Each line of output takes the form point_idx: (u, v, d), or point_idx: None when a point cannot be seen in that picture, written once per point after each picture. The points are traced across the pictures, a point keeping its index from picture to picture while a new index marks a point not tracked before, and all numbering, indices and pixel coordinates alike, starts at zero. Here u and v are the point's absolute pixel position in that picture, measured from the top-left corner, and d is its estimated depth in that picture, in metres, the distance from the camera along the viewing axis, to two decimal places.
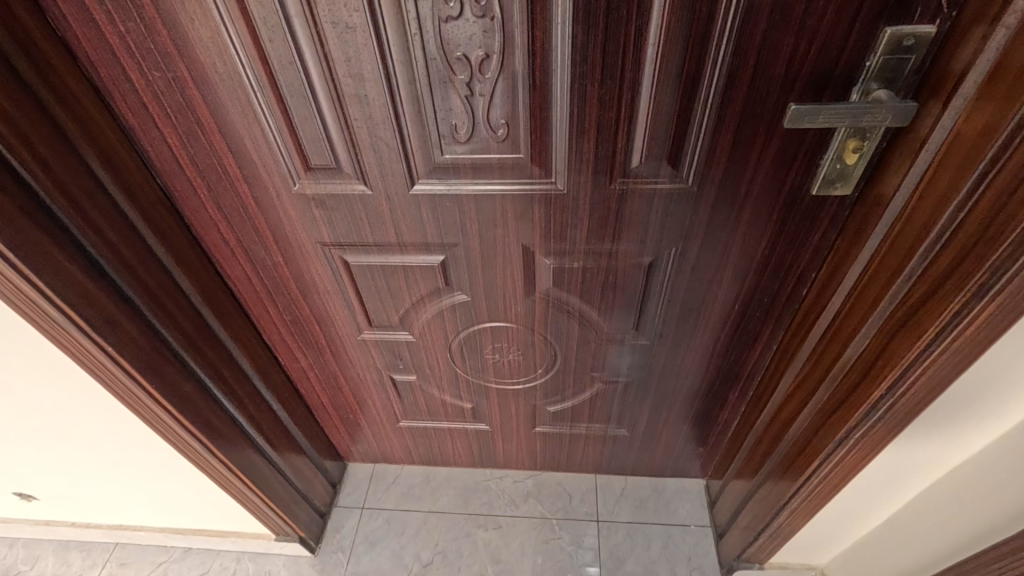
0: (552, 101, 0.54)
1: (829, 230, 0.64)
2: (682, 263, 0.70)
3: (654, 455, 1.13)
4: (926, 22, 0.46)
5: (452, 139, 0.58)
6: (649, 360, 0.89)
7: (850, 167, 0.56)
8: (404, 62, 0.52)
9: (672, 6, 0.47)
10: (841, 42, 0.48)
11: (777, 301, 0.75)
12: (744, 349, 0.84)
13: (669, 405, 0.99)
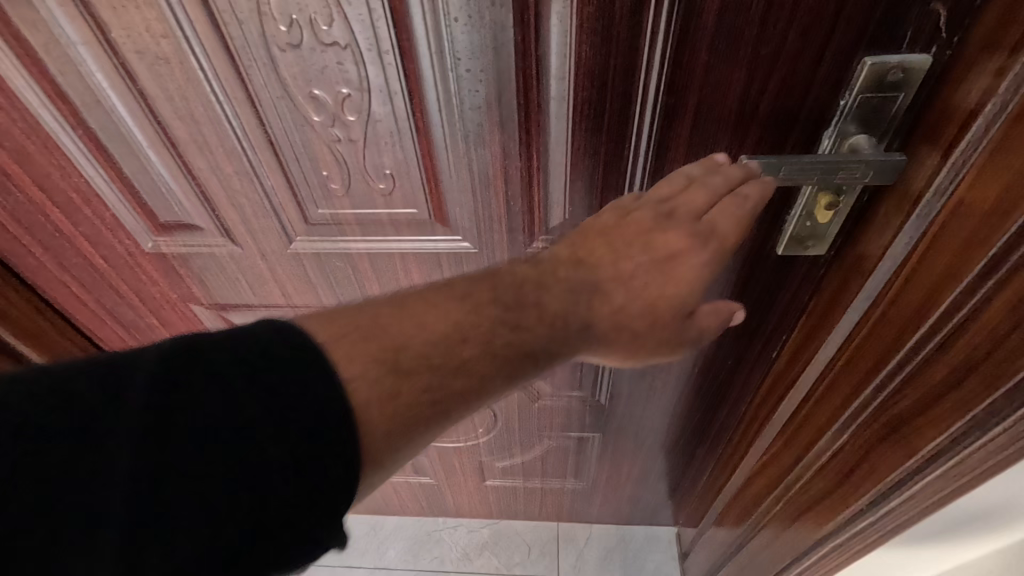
0: (442, 148, 0.42)
1: (800, 291, 0.52)
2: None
3: (618, 505, 1.03)
4: (917, 50, 0.34)
5: (325, 191, 0.46)
6: (603, 418, 0.78)
7: (824, 226, 0.45)
8: (244, 99, 0.40)
9: (580, 31, 0.35)
10: (807, 77, 0.36)
11: (744, 360, 0.64)
12: (709, 406, 0.73)
13: (631, 460, 0.89)
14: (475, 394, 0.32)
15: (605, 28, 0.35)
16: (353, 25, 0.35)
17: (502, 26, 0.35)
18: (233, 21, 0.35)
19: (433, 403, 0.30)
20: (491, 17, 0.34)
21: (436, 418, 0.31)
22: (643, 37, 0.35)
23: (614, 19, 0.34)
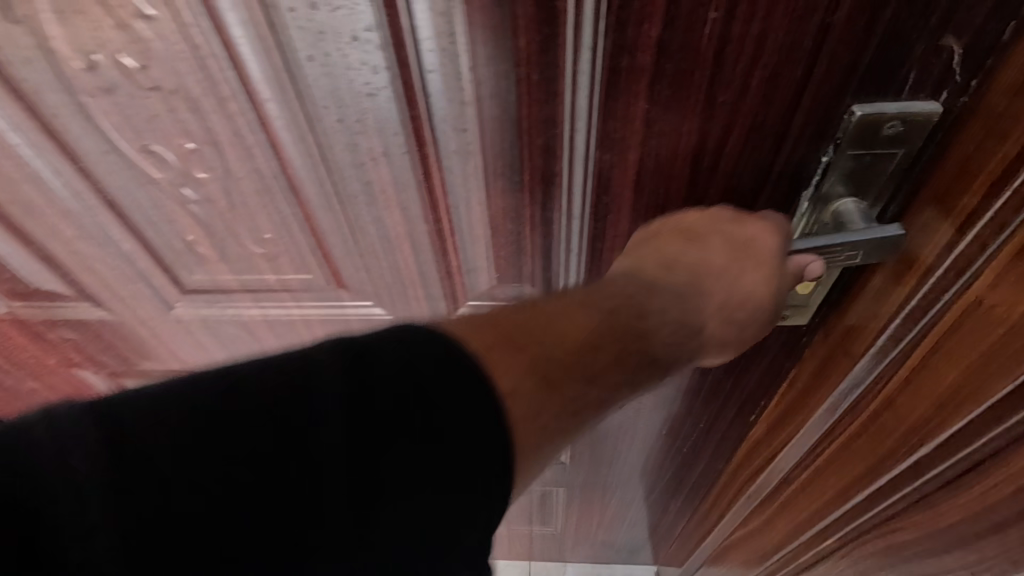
0: (326, 210, 0.33)
1: None
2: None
3: (592, 549, 0.96)
4: (923, 95, 0.25)
5: (196, 254, 0.38)
6: (565, 473, 0.71)
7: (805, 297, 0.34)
8: (60, 153, 0.31)
9: (477, 71, 0.26)
10: (778, 129, 0.28)
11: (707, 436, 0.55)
12: (676, 473, 0.65)
13: (600, 509, 0.81)
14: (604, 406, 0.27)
15: (509, 69, 0.26)
16: (174, 66, 0.26)
17: (373, 67, 0.26)
18: (16, 58, 0.26)
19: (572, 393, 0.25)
20: (354, 55, 0.25)
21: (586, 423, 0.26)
22: (561, 80, 0.26)
23: (519, 58, 0.25)
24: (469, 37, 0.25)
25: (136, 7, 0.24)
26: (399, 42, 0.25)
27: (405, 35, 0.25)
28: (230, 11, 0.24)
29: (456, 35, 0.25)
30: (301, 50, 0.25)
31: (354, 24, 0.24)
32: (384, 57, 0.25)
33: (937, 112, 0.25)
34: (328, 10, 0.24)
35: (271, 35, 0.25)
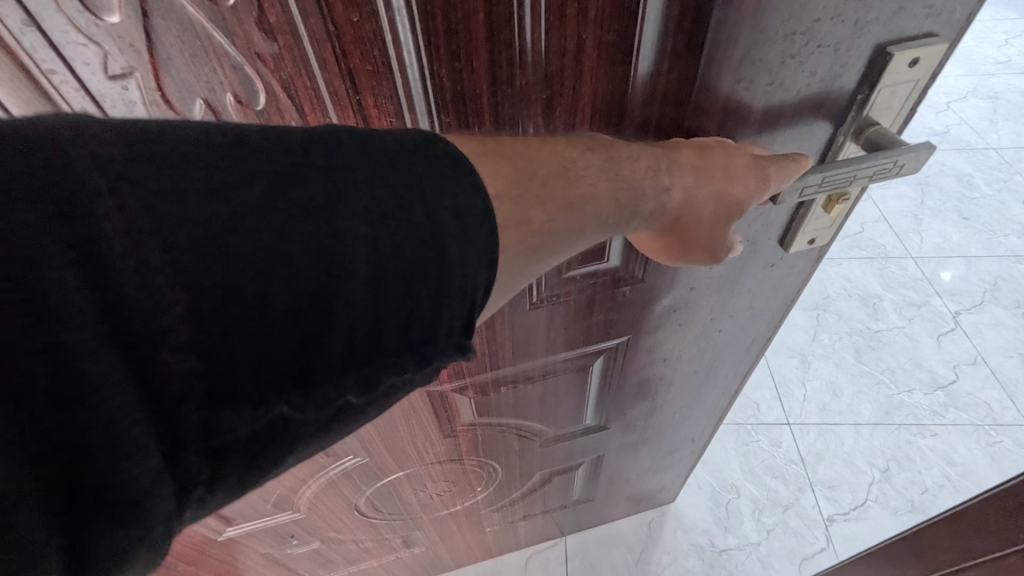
0: None
1: (792, 289, 0.53)
2: (642, 351, 0.56)
3: (620, 511, 1.03)
4: (934, 32, 0.32)
5: None
6: (601, 445, 0.75)
7: (831, 218, 0.43)
8: None
9: (586, 63, 0.29)
10: (831, 80, 0.33)
11: (715, 373, 0.65)
12: (689, 419, 0.75)
13: (629, 472, 0.88)
14: (571, 237, 0.30)
15: (618, 57, 0.29)
16: (299, 95, 0.27)
17: (501, 73, 0.28)
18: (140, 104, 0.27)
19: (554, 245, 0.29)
20: (486, 62, 0.28)
21: (543, 248, 0.29)
22: (657, 60, 0.30)
23: (626, 45, 0.29)
24: (589, 33, 0.28)
25: (264, 44, 0.25)
26: (528, 46, 0.27)
27: (530, 39, 0.27)
28: (372, 30, 0.25)
29: (577, 33, 0.28)
30: (430, 64, 0.27)
31: (481, 34, 0.27)
32: (510, 57, 0.28)
33: (942, 45, 0.33)
34: (467, 24, 0.26)
35: (397, 53, 0.26)
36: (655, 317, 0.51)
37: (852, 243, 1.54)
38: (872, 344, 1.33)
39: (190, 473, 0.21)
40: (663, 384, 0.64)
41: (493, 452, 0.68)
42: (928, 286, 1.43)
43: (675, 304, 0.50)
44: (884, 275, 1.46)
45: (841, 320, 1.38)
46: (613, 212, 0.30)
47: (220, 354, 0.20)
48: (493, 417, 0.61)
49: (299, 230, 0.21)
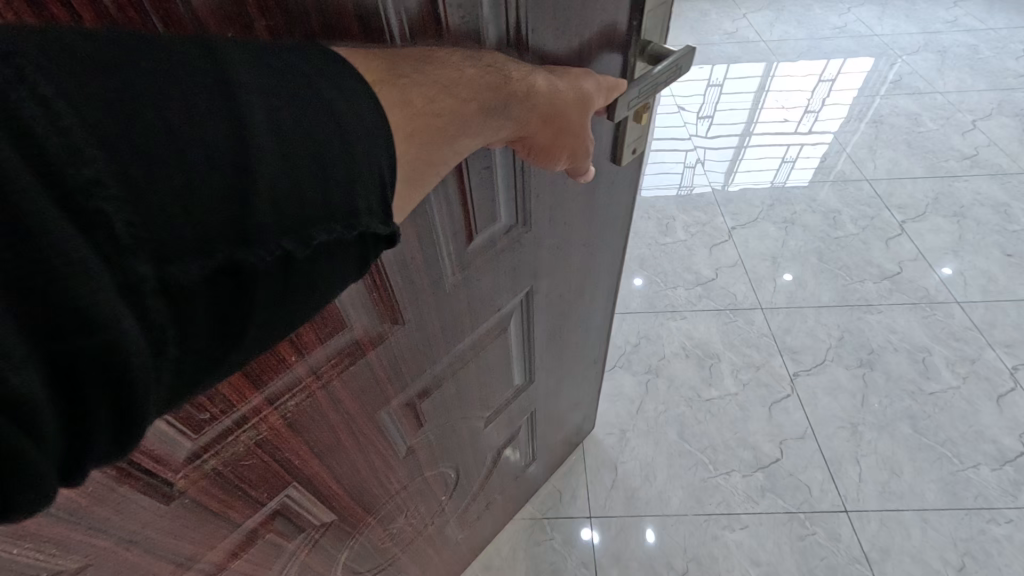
0: None
1: (611, 185, 0.82)
2: (541, 289, 0.86)
3: (555, 422, 1.34)
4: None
5: None
6: (526, 359, 1.00)
7: (637, 126, 0.72)
8: None
9: (440, 32, 0.45)
10: (607, 33, 0.59)
11: (579, 276, 0.94)
12: (575, 324, 1.06)
13: (547, 387, 1.15)
14: (468, 118, 0.45)
15: (470, 27, 0.47)
16: None
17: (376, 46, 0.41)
18: None
19: (444, 126, 0.42)
20: (360, 38, 0.40)
21: (454, 122, 0.44)
22: (495, 29, 0.49)
23: (476, 21, 0.47)
24: (438, 13, 0.44)
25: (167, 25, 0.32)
26: (392, 23, 0.41)
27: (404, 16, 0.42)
28: (246, 39, 0.35)
29: (428, 14, 0.43)
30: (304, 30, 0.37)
31: (359, 17, 0.40)
32: (405, 33, 0.43)
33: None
34: (338, 12, 0.38)
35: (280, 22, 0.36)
36: (544, 258, 0.81)
37: (892, 285, 1.94)
38: (928, 410, 1.61)
39: (179, 293, 0.27)
40: (560, 308, 0.96)
41: (454, 413, 0.90)
42: (1013, 378, 1.67)
43: (552, 245, 0.80)
44: (938, 336, 1.78)
45: (891, 379, 1.69)
46: (492, 103, 0.46)
47: (188, 185, 0.27)
48: (448, 384, 0.83)
49: (240, 97, 0.29)
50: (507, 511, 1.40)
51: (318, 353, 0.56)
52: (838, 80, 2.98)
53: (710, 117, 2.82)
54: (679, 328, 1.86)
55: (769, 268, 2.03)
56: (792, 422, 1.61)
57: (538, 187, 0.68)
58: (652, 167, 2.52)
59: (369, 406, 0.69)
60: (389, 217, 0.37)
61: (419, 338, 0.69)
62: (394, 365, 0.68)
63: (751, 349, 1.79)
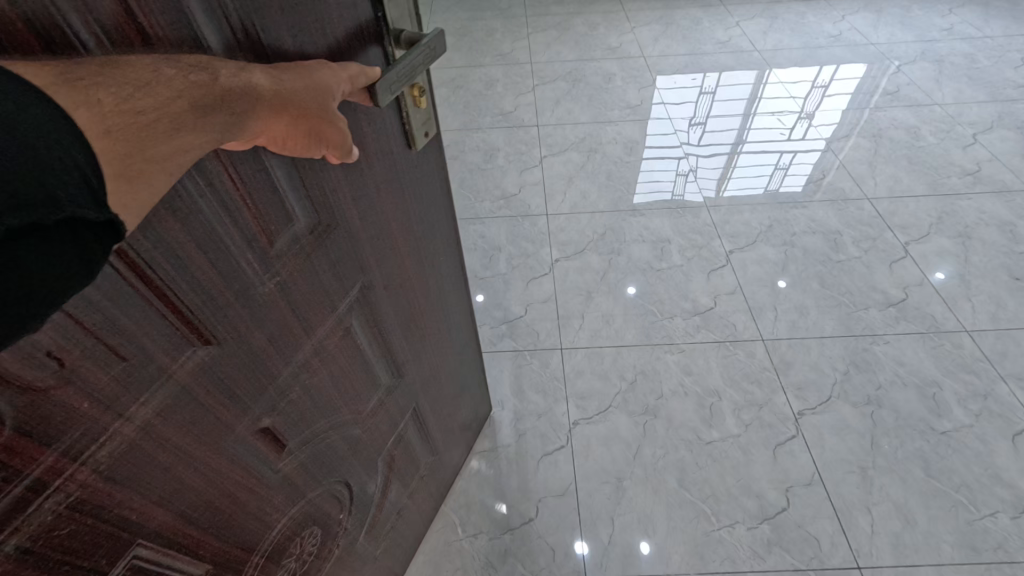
0: None
1: (410, 167, 0.83)
2: (375, 280, 0.85)
3: (444, 416, 1.34)
4: None
5: None
6: (387, 353, 0.97)
7: (413, 111, 0.76)
8: None
9: (158, 36, 0.40)
10: (356, 26, 0.59)
11: (410, 261, 0.94)
12: (423, 310, 1.06)
13: (418, 378, 1.13)
14: (200, 112, 0.41)
15: (188, 35, 0.42)
16: None
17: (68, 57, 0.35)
18: None
19: (152, 124, 0.37)
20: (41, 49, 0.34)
21: (184, 120, 0.39)
22: (225, 33, 0.45)
23: (197, 22, 0.43)
24: (139, 22, 0.39)
25: None
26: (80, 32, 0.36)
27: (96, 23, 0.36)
28: None
29: (131, 24, 0.38)
30: None
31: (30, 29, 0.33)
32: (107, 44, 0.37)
33: None
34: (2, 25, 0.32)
35: None
36: (367, 250, 0.79)
37: (898, 313, 1.86)
38: (941, 451, 1.52)
39: None
40: (403, 295, 0.96)
41: (327, 424, 0.84)
42: None
43: (371, 237, 0.79)
44: (949, 369, 1.70)
45: (900, 415, 1.61)
46: (224, 98, 0.43)
47: None
48: (308, 395, 0.77)
49: None
50: (418, 524, 1.37)
51: (115, 393, 0.49)
52: (832, 86, 2.94)
53: (702, 123, 2.77)
54: (677, 363, 1.76)
55: (769, 295, 1.94)
56: (799, 467, 1.51)
57: (335, 185, 0.67)
58: (642, 176, 2.43)
59: (211, 438, 0.62)
60: (104, 203, 0.33)
61: (248, 353, 0.63)
62: (227, 387, 0.62)
63: (754, 386, 1.69)
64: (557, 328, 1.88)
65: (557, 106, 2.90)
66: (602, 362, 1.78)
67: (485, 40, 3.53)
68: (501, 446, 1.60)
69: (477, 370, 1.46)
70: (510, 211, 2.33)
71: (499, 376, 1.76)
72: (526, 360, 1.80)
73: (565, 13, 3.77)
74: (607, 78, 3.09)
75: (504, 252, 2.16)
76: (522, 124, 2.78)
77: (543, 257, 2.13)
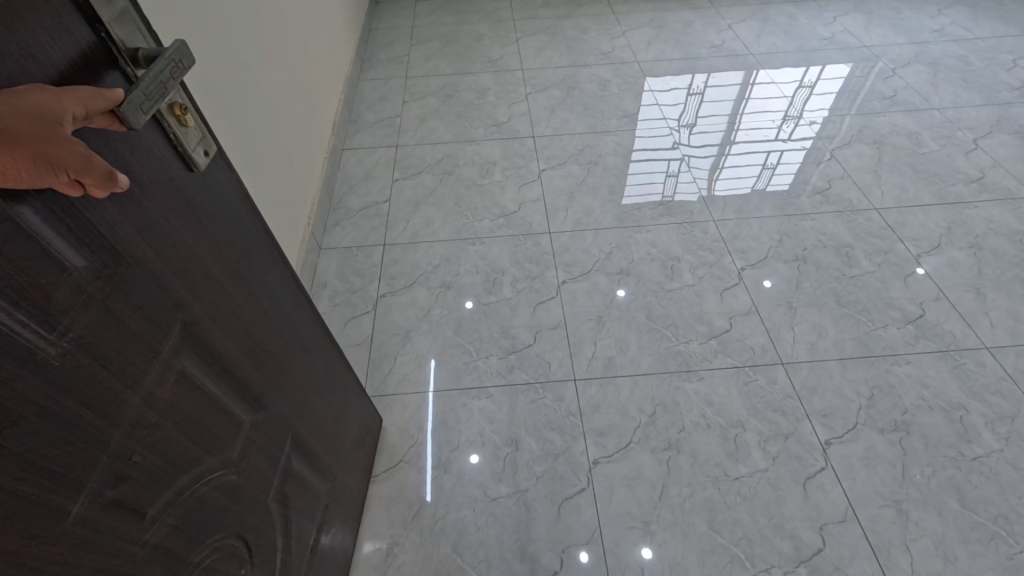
0: None
1: (209, 188, 0.77)
2: (201, 312, 0.75)
3: (334, 441, 1.26)
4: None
5: None
6: (249, 388, 0.87)
7: (192, 130, 0.73)
8: None
9: None
10: (80, 53, 0.57)
11: (244, 284, 0.85)
12: (277, 333, 0.97)
13: (294, 405, 1.04)
14: None
15: None
16: None
17: None
18: None
19: None
20: None
21: None
22: None
23: None
24: None
25: None
26: None
27: None
28: None
29: None
30: None
31: None
32: None
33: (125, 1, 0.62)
34: None
35: None
36: (177, 283, 0.70)
37: (918, 331, 1.81)
38: (973, 479, 1.47)
39: None
40: (244, 322, 0.85)
41: (192, 477, 0.74)
42: None
43: (176, 269, 0.70)
44: (974, 391, 1.66)
45: (930, 442, 1.55)
46: None
47: None
48: (158, 451, 0.67)
49: None
50: (338, 551, 1.30)
51: None
52: (818, 86, 2.94)
53: (691, 125, 2.76)
54: (696, 392, 1.69)
55: (785, 315, 1.87)
56: (831, 502, 1.45)
57: (102, 221, 0.59)
58: (632, 179, 2.43)
59: (40, 528, 0.53)
60: None
61: (58, 423, 0.54)
62: (42, 466, 0.53)
63: (777, 415, 1.63)
64: (568, 358, 1.79)
65: (553, 115, 2.80)
66: (619, 394, 1.69)
67: (473, 45, 3.41)
68: (518, 492, 1.51)
69: (352, 387, 1.38)
70: (510, 229, 2.23)
71: (509, 413, 1.66)
72: (541, 394, 1.70)
73: (554, 17, 3.67)
74: (602, 85, 3.00)
75: (507, 275, 2.06)
76: (517, 135, 2.68)
77: (548, 279, 2.03)
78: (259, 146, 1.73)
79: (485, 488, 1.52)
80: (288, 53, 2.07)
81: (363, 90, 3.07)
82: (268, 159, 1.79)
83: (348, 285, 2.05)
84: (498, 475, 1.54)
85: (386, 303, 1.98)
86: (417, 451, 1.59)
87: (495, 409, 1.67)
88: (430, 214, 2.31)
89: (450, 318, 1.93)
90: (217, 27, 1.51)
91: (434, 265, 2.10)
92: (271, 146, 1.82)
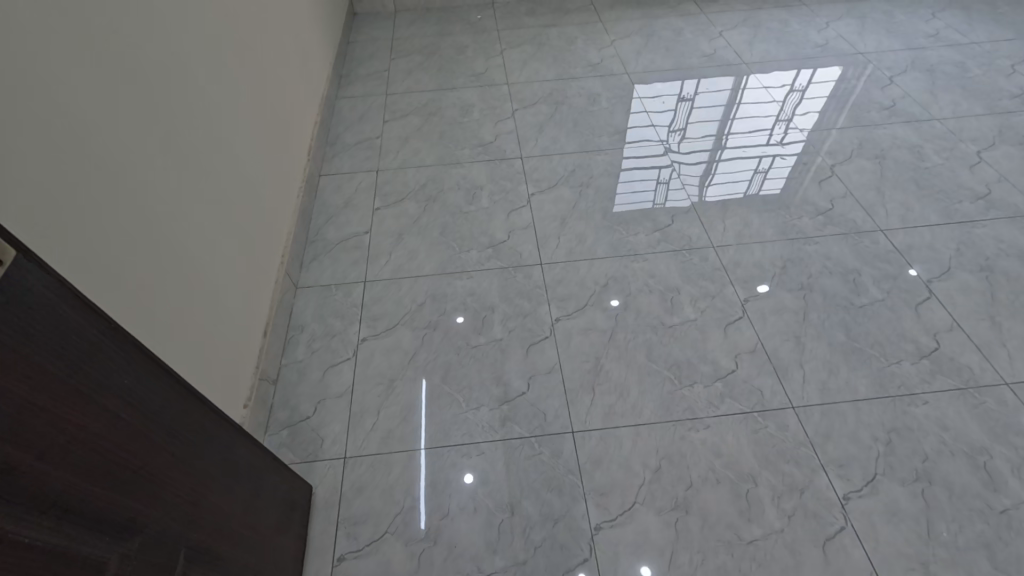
0: None
1: (21, 301, 0.63)
2: (23, 452, 0.61)
3: (250, 534, 1.12)
4: None
5: None
6: (114, 519, 0.73)
7: None
8: None
9: None
10: None
11: (89, 400, 0.72)
12: (148, 442, 0.83)
13: (185, 515, 0.90)
14: None
15: None
16: None
17: None
18: None
19: None
20: None
21: None
22: None
23: None
24: None
25: None
26: None
27: None
28: None
29: None
30: None
31: None
32: None
33: None
34: None
35: None
36: None
37: (934, 367, 1.71)
38: (1003, 535, 1.38)
39: None
40: (93, 445, 0.71)
41: None
42: None
43: None
44: (996, 432, 1.56)
45: (954, 493, 1.45)
46: None
47: None
48: None
49: None
50: None
51: None
52: (809, 90, 2.89)
53: (682, 130, 2.70)
54: (703, 442, 1.57)
55: (794, 351, 1.76)
56: (854, 567, 1.34)
57: None
58: (623, 180, 2.39)
59: None
60: None
61: None
62: None
63: (792, 467, 1.51)
64: (565, 406, 1.67)
65: (541, 133, 2.67)
66: (620, 447, 1.57)
67: (455, 58, 3.27)
68: (515, 564, 1.38)
69: (266, 466, 1.23)
70: (499, 261, 2.10)
71: (504, 473, 1.53)
72: (536, 449, 1.58)
73: (538, 26, 3.54)
74: (592, 99, 2.88)
75: (497, 312, 1.93)
76: (504, 157, 2.55)
77: (541, 316, 1.91)
78: (216, 173, 1.52)
79: (480, 562, 1.39)
80: (250, 62, 1.84)
81: (341, 109, 2.92)
82: (223, 181, 1.56)
83: (327, 328, 1.91)
84: (492, 545, 1.41)
85: (367, 347, 1.84)
86: (403, 520, 1.46)
87: (486, 469, 1.54)
88: (414, 245, 2.17)
89: (437, 363, 1.79)
90: (155, 31, 1.27)
91: (419, 303, 1.97)
92: (230, 173, 1.61)
